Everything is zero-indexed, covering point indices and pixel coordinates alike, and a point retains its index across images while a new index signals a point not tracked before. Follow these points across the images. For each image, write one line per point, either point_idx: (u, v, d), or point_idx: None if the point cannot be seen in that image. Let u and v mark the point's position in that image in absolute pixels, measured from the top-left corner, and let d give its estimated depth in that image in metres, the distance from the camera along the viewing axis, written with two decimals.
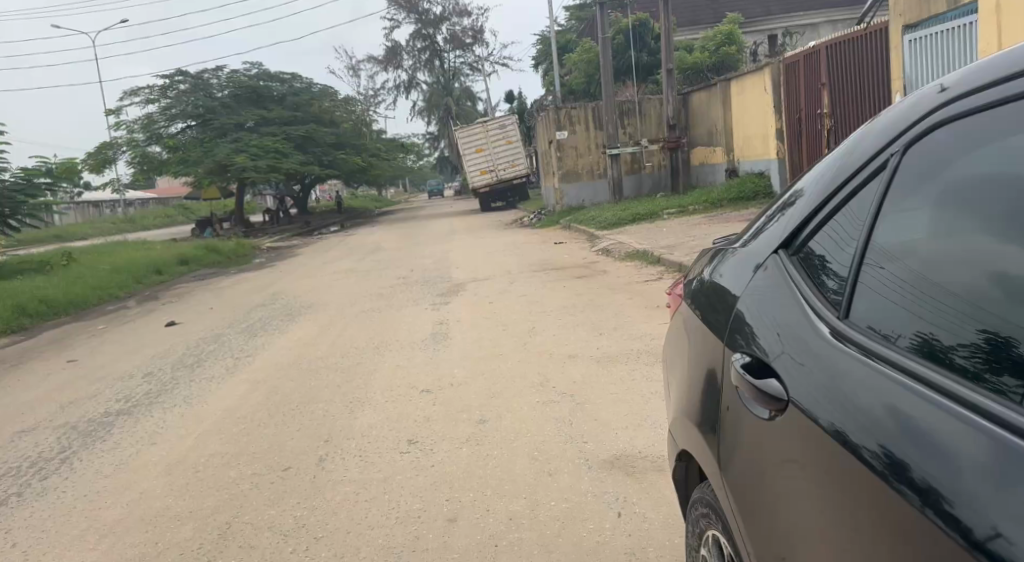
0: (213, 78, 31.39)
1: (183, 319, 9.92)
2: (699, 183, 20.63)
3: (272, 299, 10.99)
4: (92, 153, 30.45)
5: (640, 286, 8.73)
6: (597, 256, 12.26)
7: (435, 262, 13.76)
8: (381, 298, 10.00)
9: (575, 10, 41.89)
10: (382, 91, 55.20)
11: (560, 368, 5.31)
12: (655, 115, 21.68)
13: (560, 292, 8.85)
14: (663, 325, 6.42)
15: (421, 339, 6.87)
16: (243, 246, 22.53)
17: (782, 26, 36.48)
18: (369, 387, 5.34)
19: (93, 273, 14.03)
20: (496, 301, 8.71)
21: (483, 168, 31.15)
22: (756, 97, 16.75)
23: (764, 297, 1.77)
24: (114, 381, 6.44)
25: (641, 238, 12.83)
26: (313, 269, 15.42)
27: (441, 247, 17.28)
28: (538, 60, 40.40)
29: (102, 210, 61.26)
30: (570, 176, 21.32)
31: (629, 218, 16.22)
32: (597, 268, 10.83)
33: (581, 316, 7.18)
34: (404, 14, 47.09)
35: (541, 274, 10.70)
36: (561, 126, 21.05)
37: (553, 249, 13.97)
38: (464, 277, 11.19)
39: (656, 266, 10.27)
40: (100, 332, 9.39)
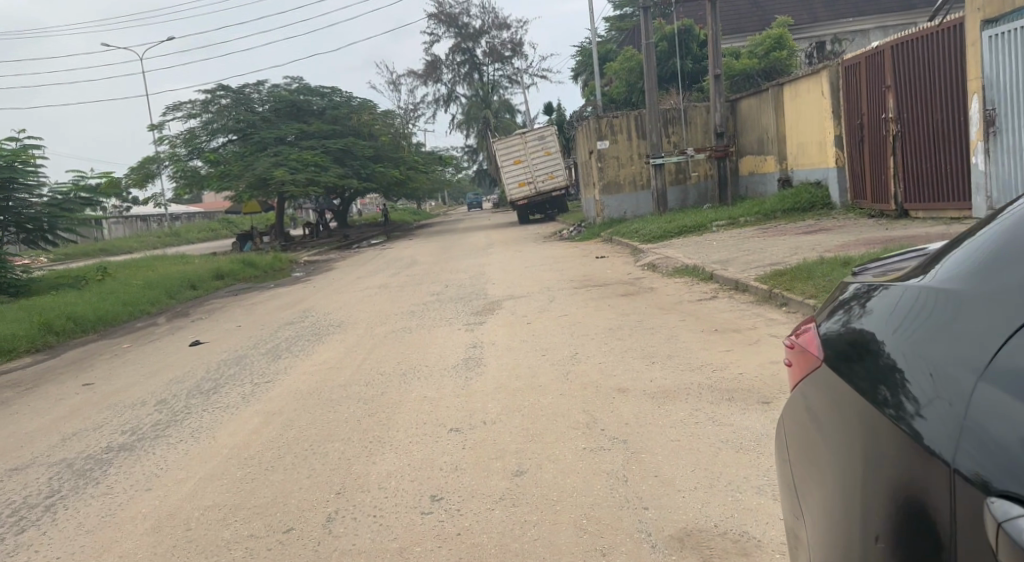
0: (254, 92, 31.86)
1: (209, 337, 9.53)
2: (749, 193, 19.72)
3: (302, 317, 10.58)
4: (136, 167, 30.91)
5: (693, 306, 8.00)
6: (643, 271, 11.54)
7: (472, 277, 13.22)
8: (414, 315, 9.47)
9: (615, 20, 41.33)
10: (422, 105, 55.41)
11: (608, 404, 4.63)
12: (701, 124, 20.88)
13: (605, 312, 8.18)
14: (723, 353, 5.71)
15: (453, 365, 6.28)
16: (279, 260, 22.39)
17: (830, 33, 35.29)
18: (392, 424, 4.74)
19: (126, 289, 13.88)
20: (536, 321, 8.09)
21: (522, 180, 30.69)
22: (811, 102, 15.87)
23: (932, 365, 1.44)
24: (123, 410, 5.99)
25: (690, 252, 12.06)
26: (347, 284, 15.05)
27: (478, 261, 16.73)
28: (577, 71, 39.90)
29: (150, 223, 62.88)
30: (611, 187, 20.62)
31: (675, 231, 15.46)
32: (643, 285, 10.13)
33: (630, 339, 6.51)
34: (443, 28, 47.24)
35: (583, 290, 10.06)
36: (603, 136, 20.38)
37: (595, 264, 13.30)
38: (501, 293, 10.60)
39: (708, 283, 9.52)
40: (122, 352, 9.06)
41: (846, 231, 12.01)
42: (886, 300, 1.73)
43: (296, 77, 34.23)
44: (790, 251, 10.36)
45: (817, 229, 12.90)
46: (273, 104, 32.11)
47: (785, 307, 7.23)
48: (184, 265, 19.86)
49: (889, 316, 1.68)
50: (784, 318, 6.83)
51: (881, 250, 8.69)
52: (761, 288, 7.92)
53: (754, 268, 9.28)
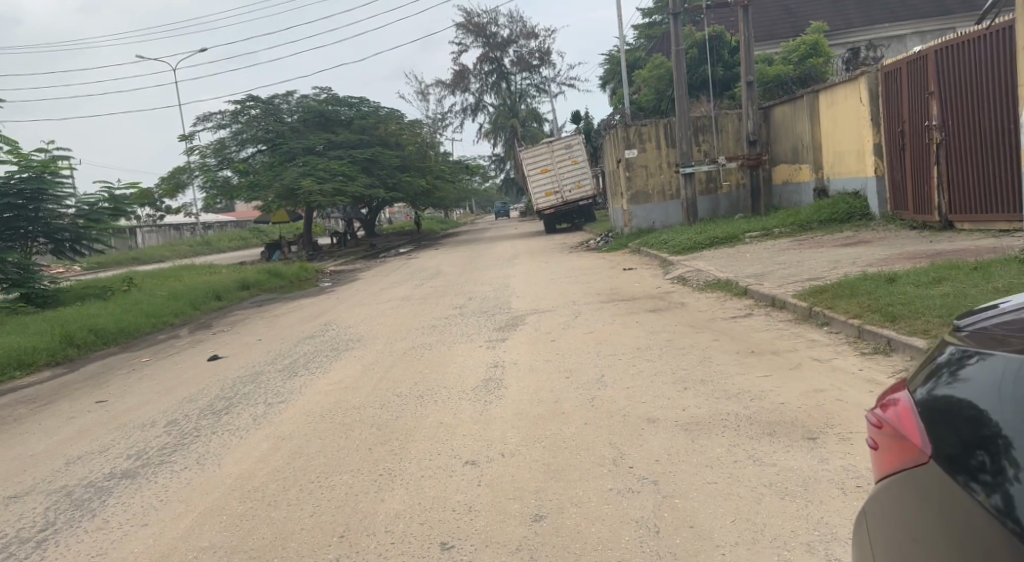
0: (284, 103, 32.10)
1: (227, 352, 9.36)
2: (782, 203, 19.17)
3: (323, 330, 10.38)
4: (167, 178, 31.28)
5: (726, 323, 7.60)
6: (673, 284, 11.15)
7: (496, 289, 12.94)
8: (435, 330, 9.20)
9: (644, 28, 40.88)
10: (449, 115, 55.52)
11: (637, 436, 4.28)
12: (733, 131, 20.38)
13: (633, 329, 7.82)
14: (761, 379, 5.32)
15: (473, 387, 5.97)
16: (305, 270, 22.36)
17: (865, 39, 34.46)
18: (405, 454, 4.44)
19: (151, 300, 13.87)
20: (562, 338, 7.76)
21: (549, 190, 30.42)
22: (849, 109, 15.30)
23: None
24: (131, 431, 5.79)
25: (722, 265, 11.63)
26: (370, 296, 14.88)
27: (503, 272, 16.44)
28: (606, 79, 39.52)
29: (183, 232, 63.97)
30: (640, 196, 20.19)
31: (706, 241, 15.01)
32: (673, 299, 9.74)
33: (660, 361, 6.14)
34: (471, 38, 47.29)
35: (611, 305, 9.70)
36: (631, 144, 19.96)
37: (623, 276, 12.92)
38: (525, 307, 10.30)
39: (742, 298, 9.10)
40: (141, 366, 8.94)
41: (887, 244, 11.47)
42: (994, 373, 1.45)
43: (325, 87, 34.43)
44: (829, 265, 9.88)
45: (856, 241, 12.37)
46: (301, 114, 32.30)
47: (826, 326, 6.80)
48: (211, 275, 19.92)
49: (1001, 395, 1.40)
50: (825, 339, 6.40)
51: (928, 265, 8.19)
52: (800, 305, 7.49)
53: (791, 284, 8.85)
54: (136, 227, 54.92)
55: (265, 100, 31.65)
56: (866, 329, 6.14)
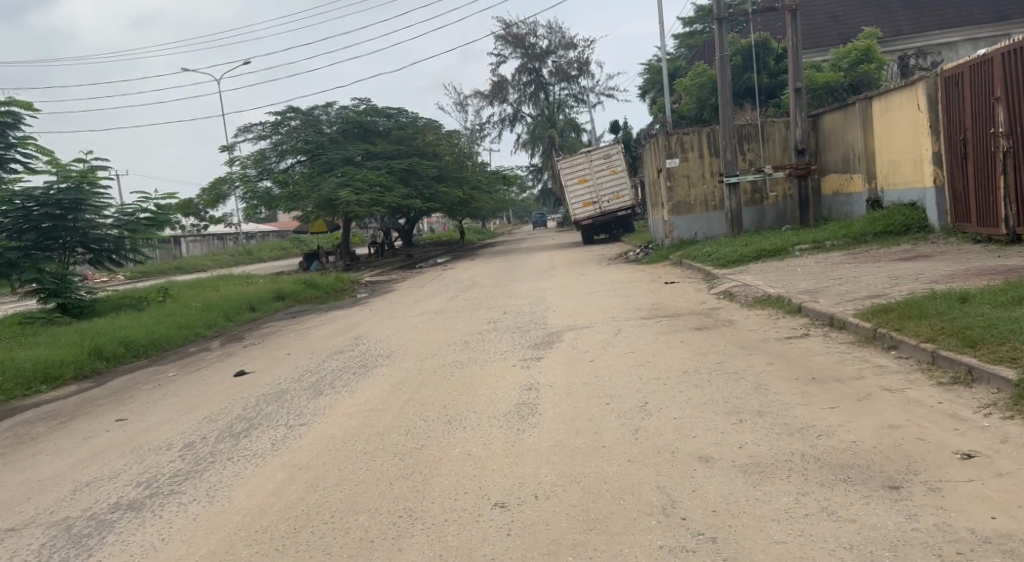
0: (323, 114, 32.34)
1: (255, 367, 9.12)
2: (832, 214, 18.33)
3: (352, 344, 10.08)
4: (208, 188, 31.76)
5: (780, 345, 7.00)
6: (719, 300, 10.55)
7: (532, 303, 12.50)
8: (467, 347, 8.80)
9: (685, 36, 40.20)
10: (487, 125, 55.58)
11: (689, 479, 3.78)
12: (779, 140, 19.64)
13: (678, 349, 7.29)
14: (825, 412, 4.75)
15: (505, 412, 5.54)
16: (341, 281, 22.28)
17: (915, 46, 33.29)
18: (429, 492, 4.02)
19: (185, 311, 13.86)
20: (601, 358, 7.27)
21: (587, 200, 29.93)
22: (905, 115, 14.50)
23: None
24: (145, 455, 5.50)
25: (772, 280, 10.98)
26: (404, 308, 14.61)
27: (539, 284, 16.00)
28: (645, 88, 38.92)
29: (226, 241, 65.26)
30: (681, 207, 19.56)
31: (753, 254, 14.34)
32: (719, 317, 9.16)
33: (709, 387, 5.61)
34: (510, 49, 47.26)
35: (653, 321, 9.18)
36: (672, 153, 19.37)
37: (665, 291, 12.35)
38: (562, 323, 9.82)
39: (795, 317, 8.47)
40: (168, 381, 8.76)
41: (950, 258, 10.68)
42: None
43: (364, 98, 34.64)
44: (889, 282, 9.18)
45: (916, 255, 11.59)
46: (340, 125, 32.46)
47: (894, 351, 6.17)
48: (247, 285, 19.97)
49: None
50: (894, 366, 5.77)
51: (1005, 283, 7.48)
52: (863, 326, 6.87)
53: (850, 302, 8.20)
54: (181, 236, 56.33)
55: (305, 111, 31.93)
56: (942, 355, 5.51)
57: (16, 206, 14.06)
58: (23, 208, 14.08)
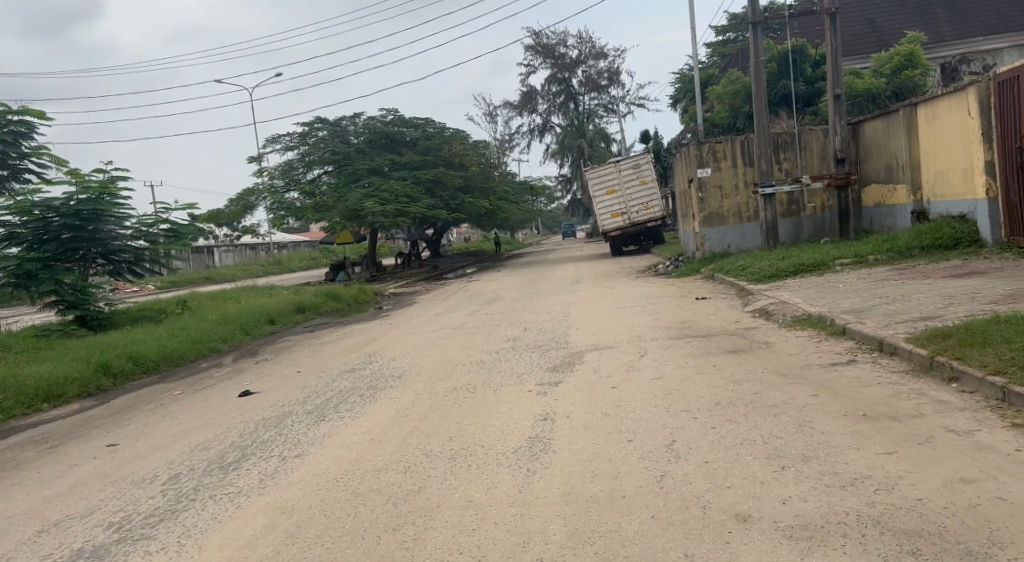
0: (351, 125, 32.30)
1: (263, 386, 8.73)
2: (874, 227, 17.45)
3: (365, 362, 9.64)
4: (236, 199, 31.90)
5: (823, 374, 6.33)
6: (754, 319, 9.88)
7: (555, 320, 11.95)
8: (483, 368, 8.28)
9: (717, 45, 39.41)
10: (516, 136, 55.30)
11: (724, 545, 3.19)
12: (817, 149, 18.84)
13: (710, 375, 6.66)
14: (881, 459, 4.11)
15: (516, 448, 4.99)
16: (364, 293, 22.00)
17: (958, 52, 32.09)
18: (419, 551, 3.47)
19: (201, 324, 13.62)
20: (625, 383, 6.68)
21: (615, 211, 29.30)
22: (954, 122, 13.65)
23: None
24: (125, 489, 5.07)
25: (811, 298, 10.27)
26: (423, 322, 14.18)
27: (564, 299, 15.46)
28: (677, 98, 38.22)
29: (257, 251, 66.01)
30: (713, 218, 18.83)
31: (790, 268, 13.60)
32: (755, 338, 8.50)
33: (745, 424, 4.99)
34: (540, 59, 46.99)
35: (682, 342, 8.56)
36: (704, 162, 18.68)
37: (696, 307, 11.71)
38: (585, 343, 9.25)
39: (839, 340, 7.78)
40: (171, 400, 8.40)
41: (1007, 276, 9.86)
42: None
43: (392, 108, 34.56)
44: (943, 302, 8.43)
45: (968, 272, 10.77)
46: (367, 136, 32.34)
47: (956, 384, 5.47)
48: (269, 297, 19.80)
49: None
50: (957, 401, 5.08)
51: None
52: (918, 353, 6.18)
53: (901, 325, 7.49)
54: (214, 246, 57.21)
55: (332, 122, 31.93)
56: (1015, 391, 4.81)
57: (35, 218, 13.99)
58: (42, 219, 14.01)
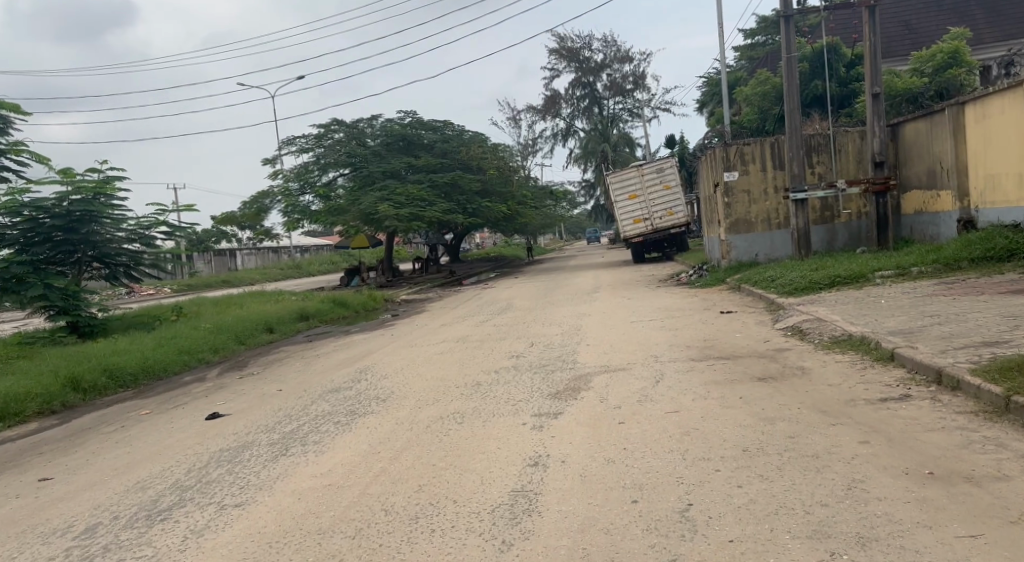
0: (367, 127, 31.66)
1: (235, 406, 7.91)
2: (915, 235, 16.22)
3: (354, 380, 8.79)
4: (251, 202, 31.45)
5: (872, 413, 5.30)
6: (786, 339, 8.86)
7: (566, 334, 11.01)
8: (478, 390, 7.38)
9: (746, 47, 38.16)
10: (539, 140, 54.47)
11: None
12: (853, 152, 17.68)
13: (735, 410, 5.67)
14: (965, 546, 3.09)
15: (493, 506, 4.04)
16: (374, 299, 21.27)
17: (1002, 52, 30.47)
18: None
19: (192, 332, 12.93)
20: (634, 417, 5.72)
21: (637, 217, 28.26)
22: (1008, 121, 12.45)
23: None
24: (29, 545, 4.24)
25: (851, 316, 9.20)
26: (427, 333, 13.33)
27: (578, 310, 14.50)
28: (704, 101, 37.06)
29: (280, 254, 66.09)
30: (740, 225, 17.73)
31: (825, 280, 12.52)
32: (787, 363, 7.47)
33: (782, 483, 3.99)
34: (564, 62, 46.10)
35: (704, 366, 7.59)
36: (731, 166, 17.60)
37: (721, 323, 10.69)
38: (595, 363, 8.27)
39: (886, 368, 6.74)
40: (136, 421, 7.62)
41: None
42: None
43: (410, 111, 33.95)
44: (1008, 323, 7.32)
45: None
46: (384, 138, 31.65)
47: None
48: (275, 303, 19.14)
49: None
50: None
51: None
52: (989, 390, 5.11)
53: (961, 351, 6.42)
54: (236, 249, 57.42)
55: (349, 124, 31.29)
56: None
57: (25, 218, 13.34)
58: (33, 220, 13.37)
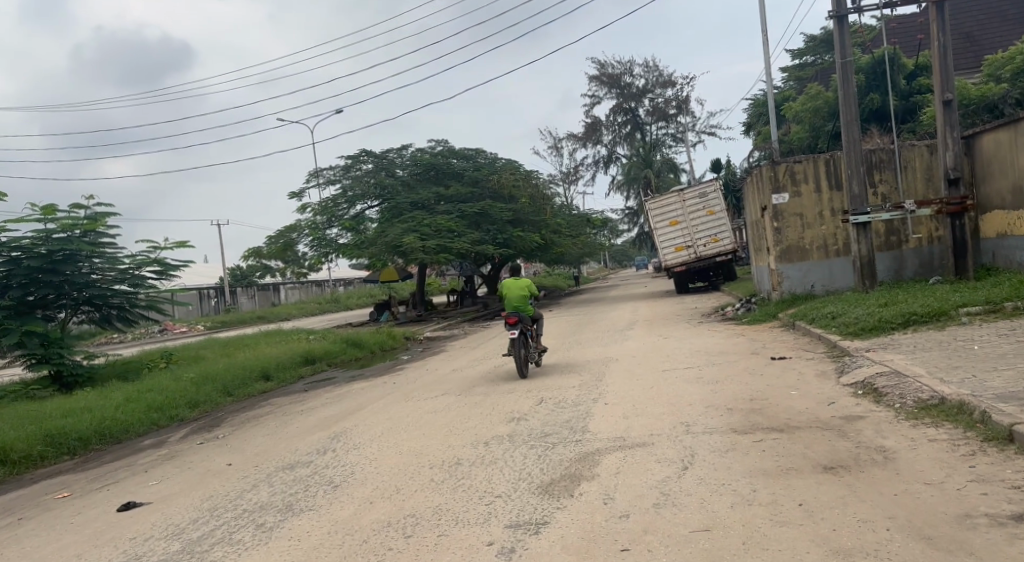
0: (397, 157, 30.79)
1: (165, 489, 6.42)
2: (999, 262, 14.00)
3: (320, 451, 7.27)
4: (278, 236, 30.65)
5: (1002, 547, 3.46)
6: (856, 402, 7.01)
7: (584, 387, 9.30)
8: (453, 474, 5.74)
9: (796, 65, 36.13)
10: (581, 168, 53.17)
11: None
12: (921, 169, 15.63)
13: (793, 532, 3.88)
14: None
15: None
16: (392, 339, 19.99)
17: None
18: None
19: (174, 382, 11.65)
20: (646, 538, 4.00)
21: (679, 244, 26.38)
22: None
23: None
24: None
25: (939, 370, 7.30)
26: (433, 381, 11.82)
27: (607, 353, 12.77)
28: (751, 122, 35.08)
29: (323, 287, 66.49)
30: (792, 253, 15.74)
31: (898, 318, 10.55)
32: (861, 442, 5.63)
33: None
34: (604, 89, 44.89)
35: (748, 445, 5.79)
36: (780, 187, 15.73)
37: (773, 374, 8.85)
38: (607, 434, 6.55)
39: (1003, 454, 4.88)
40: (41, 508, 6.20)
41: None
42: None
43: (441, 140, 33.07)
44: None
45: None
46: (413, 168, 30.74)
47: None
48: (287, 344, 17.99)
49: None
50: None
51: None
52: None
53: None
54: (280, 284, 58.18)
55: (378, 154, 30.48)
56: None
57: (3, 259, 12.27)
58: (13, 260, 12.29)
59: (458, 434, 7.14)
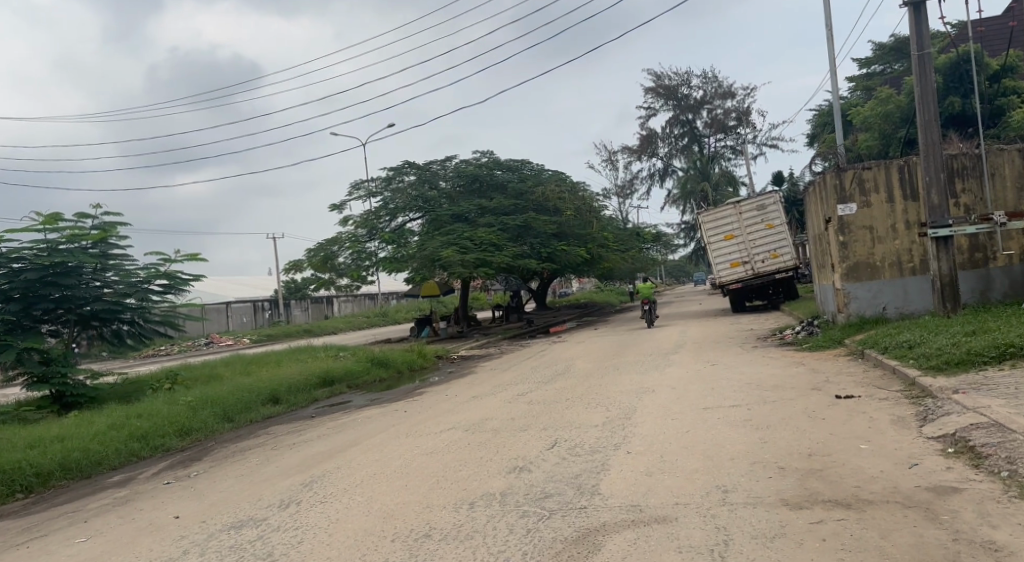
0: (440, 168, 30.09)
1: (85, 550, 5.41)
2: None
3: (282, 504, 6.13)
4: (318, 249, 30.12)
5: None
6: (948, 465, 5.44)
7: (608, 427, 7.93)
8: (413, 555, 4.49)
9: (865, 71, 33.81)
10: (636, 181, 51.51)
11: None
12: (1011, 175, 13.66)
13: None
14: None
15: None
16: (424, 358, 18.99)
17: None
18: None
19: (170, 406, 10.86)
20: None
21: (734, 260, 24.53)
22: None
23: None
24: None
25: None
26: (447, 411, 10.64)
27: (643, 381, 11.34)
28: (816, 133, 32.92)
29: (376, 300, 66.57)
30: (860, 270, 13.94)
31: (993, 350, 8.79)
32: (963, 533, 4.12)
33: None
34: (660, 101, 43.32)
35: (801, 530, 4.33)
36: (846, 197, 13.99)
37: (837, 419, 7.30)
38: (622, 501, 5.18)
39: None
40: None
41: None
42: None
43: (486, 151, 32.23)
44: None
45: None
46: (456, 180, 29.98)
47: None
48: (312, 362, 17.20)
49: None
50: None
51: None
52: None
53: None
54: (333, 296, 58.56)
55: (421, 166, 29.80)
56: None
57: (4, 271, 11.82)
58: (14, 273, 11.80)
59: (444, 492, 5.87)
